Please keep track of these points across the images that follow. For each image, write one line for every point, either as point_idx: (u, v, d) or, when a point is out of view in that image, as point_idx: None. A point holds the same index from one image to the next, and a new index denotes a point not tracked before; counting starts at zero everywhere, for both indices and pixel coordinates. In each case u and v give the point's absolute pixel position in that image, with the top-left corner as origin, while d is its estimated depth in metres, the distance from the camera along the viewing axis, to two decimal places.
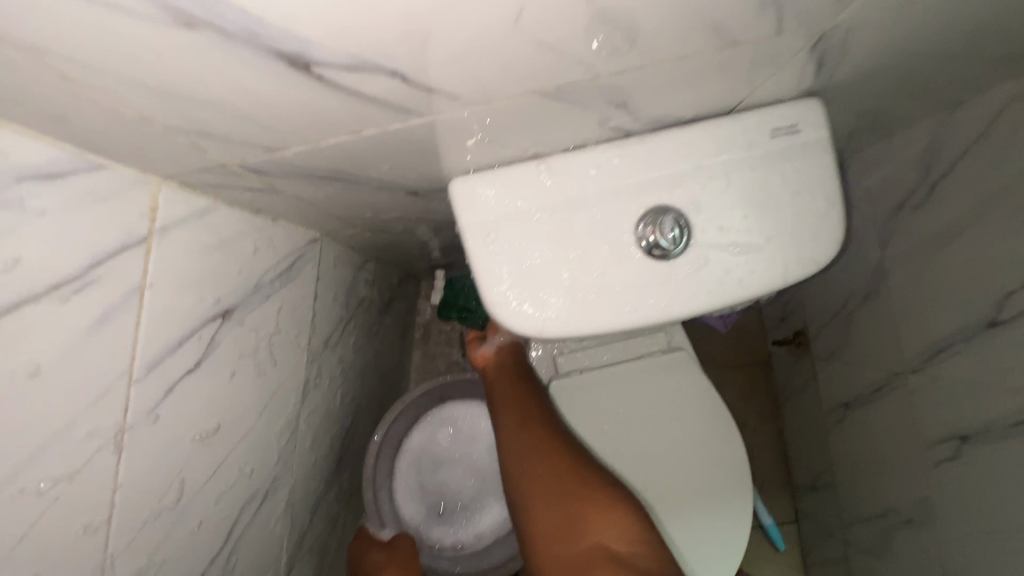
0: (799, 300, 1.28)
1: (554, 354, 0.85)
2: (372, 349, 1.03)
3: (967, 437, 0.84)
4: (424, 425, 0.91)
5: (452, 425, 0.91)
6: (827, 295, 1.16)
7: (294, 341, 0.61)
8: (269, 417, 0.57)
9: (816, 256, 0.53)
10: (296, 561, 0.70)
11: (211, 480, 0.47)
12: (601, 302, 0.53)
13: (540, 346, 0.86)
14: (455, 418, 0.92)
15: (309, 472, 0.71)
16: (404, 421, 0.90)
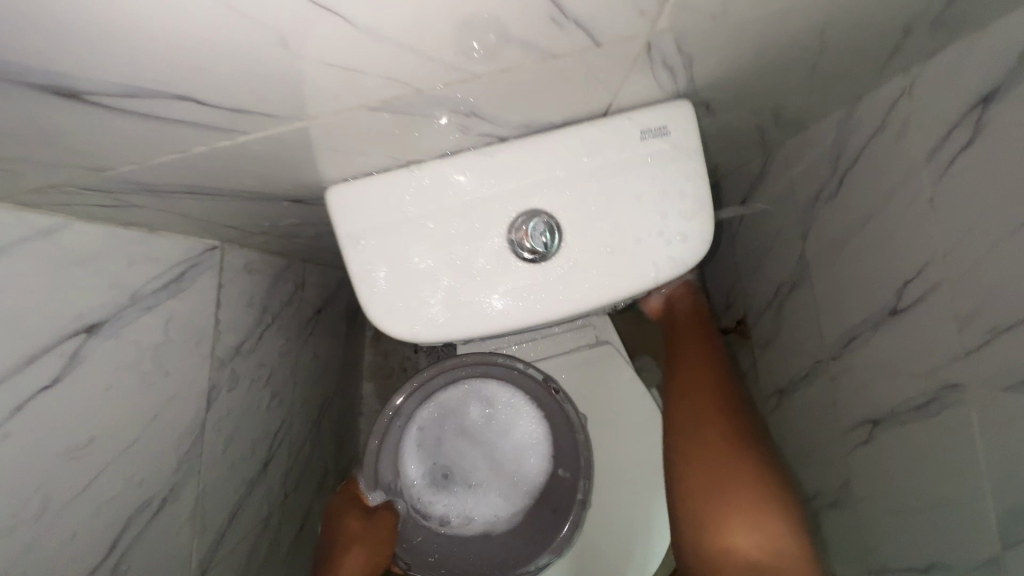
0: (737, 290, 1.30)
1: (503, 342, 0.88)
2: (311, 350, 1.04)
3: (878, 421, 0.86)
4: (462, 391, 0.83)
5: (489, 400, 0.84)
6: (760, 285, 1.18)
7: (194, 349, 0.62)
8: (164, 425, 0.58)
9: (686, 258, 0.54)
10: (214, 563, 0.71)
11: (87, 491, 0.48)
12: (477, 305, 0.54)
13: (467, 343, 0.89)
14: (495, 395, 0.84)
15: (225, 476, 0.72)
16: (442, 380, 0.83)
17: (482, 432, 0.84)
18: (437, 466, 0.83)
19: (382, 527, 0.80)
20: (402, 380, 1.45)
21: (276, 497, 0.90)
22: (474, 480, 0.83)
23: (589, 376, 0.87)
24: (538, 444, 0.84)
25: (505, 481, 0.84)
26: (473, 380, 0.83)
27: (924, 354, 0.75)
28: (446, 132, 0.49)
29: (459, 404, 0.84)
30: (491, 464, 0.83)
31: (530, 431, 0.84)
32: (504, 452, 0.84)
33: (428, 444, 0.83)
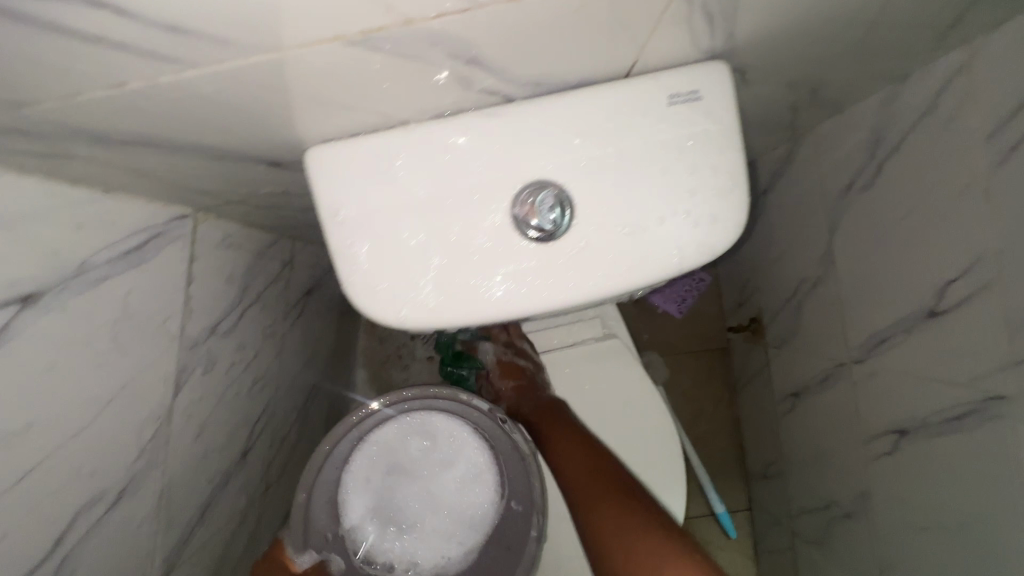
0: (754, 286, 1.23)
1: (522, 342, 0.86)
2: (300, 333, 0.99)
3: (903, 432, 0.80)
4: (400, 426, 0.76)
5: (434, 434, 0.75)
6: (778, 281, 1.12)
7: (161, 327, 0.56)
8: (123, 409, 0.52)
9: (715, 243, 0.47)
10: (183, 559, 0.66)
11: (22, 484, 0.42)
12: (475, 290, 0.47)
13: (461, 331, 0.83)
14: (441, 429, 0.75)
15: (198, 465, 0.67)
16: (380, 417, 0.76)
17: (424, 470, 0.75)
18: (378, 521, 0.73)
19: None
20: (398, 367, 1.40)
21: (256, 488, 0.85)
22: (419, 526, 0.74)
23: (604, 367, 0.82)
24: (487, 480, 0.76)
25: (458, 526, 0.74)
26: (419, 414, 0.76)
27: (964, 361, 0.68)
28: (444, 86, 0.42)
29: (398, 441, 0.75)
30: (435, 505, 0.74)
31: (479, 467, 0.75)
32: (453, 492, 0.74)
33: (368, 495, 0.74)
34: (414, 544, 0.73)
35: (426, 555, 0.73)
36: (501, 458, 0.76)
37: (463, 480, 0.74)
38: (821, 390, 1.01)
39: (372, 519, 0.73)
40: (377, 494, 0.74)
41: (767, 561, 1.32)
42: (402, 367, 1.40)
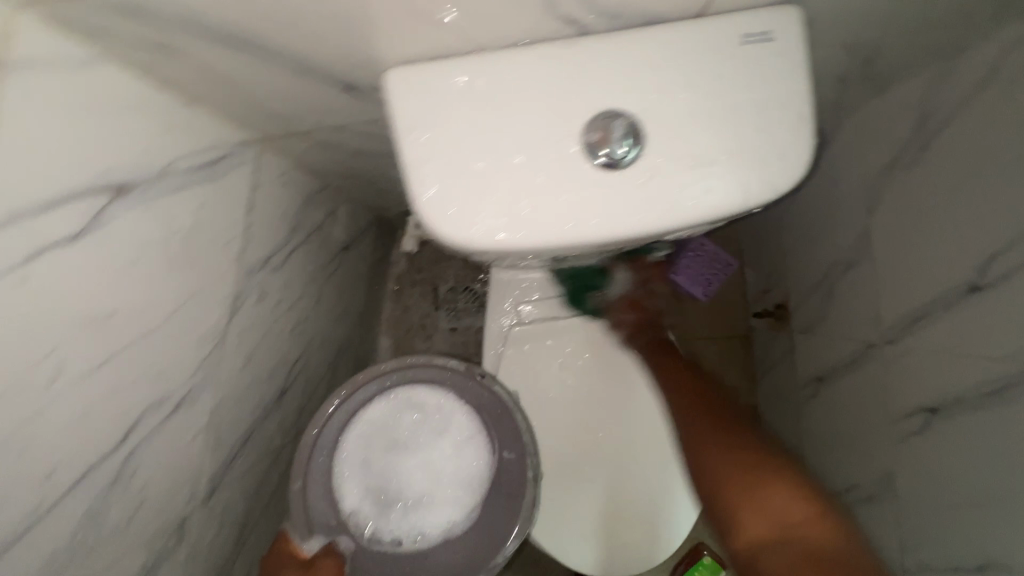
0: (781, 271, 1.24)
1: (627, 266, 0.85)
2: (335, 287, 1.00)
3: (935, 410, 0.81)
4: (385, 403, 0.76)
5: (420, 406, 0.75)
6: (808, 265, 1.12)
7: (225, 247, 0.58)
8: (187, 321, 0.53)
9: (779, 182, 0.48)
10: (222, 483, 0.67)
11: (100, 371, 0.43)
12: (542, 215, 0.48)
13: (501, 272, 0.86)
14: (421, 398, 0.76)
15: (243, 394, 0.68)
16: (363, 396, 0.77)
17: (414, 441, 0.74)
18: (376, 500, 0.72)
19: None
20: (420, 336, 1.42)
21: (289, 430, 0.87)
22: (420, 494, 0.72)
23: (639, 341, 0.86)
24: (477, 441, 0.75)
25: (456, 484, 0.73)
26: (396, 388, 0.76)
27: (1003, 335, 0.69)
28: (528, 7, 0.43)
29: (384, 417, 0.75)
30: (432, 471, 0.73)
31: (468, 429, 0.75)
32: (446, 455, 0.74)
33: (360, 474, 0.73)
34: (419, 515, 0.72)
35: (430, 520, 0.72)
36: (487, 414, 0.77)
37: (452, 440, 0.74)
38: (849, 373, 1.01)
39: (369, 498, 0.72)
40: (370, 472, 0.73)
41: None
42: (425, 337, 1.42)
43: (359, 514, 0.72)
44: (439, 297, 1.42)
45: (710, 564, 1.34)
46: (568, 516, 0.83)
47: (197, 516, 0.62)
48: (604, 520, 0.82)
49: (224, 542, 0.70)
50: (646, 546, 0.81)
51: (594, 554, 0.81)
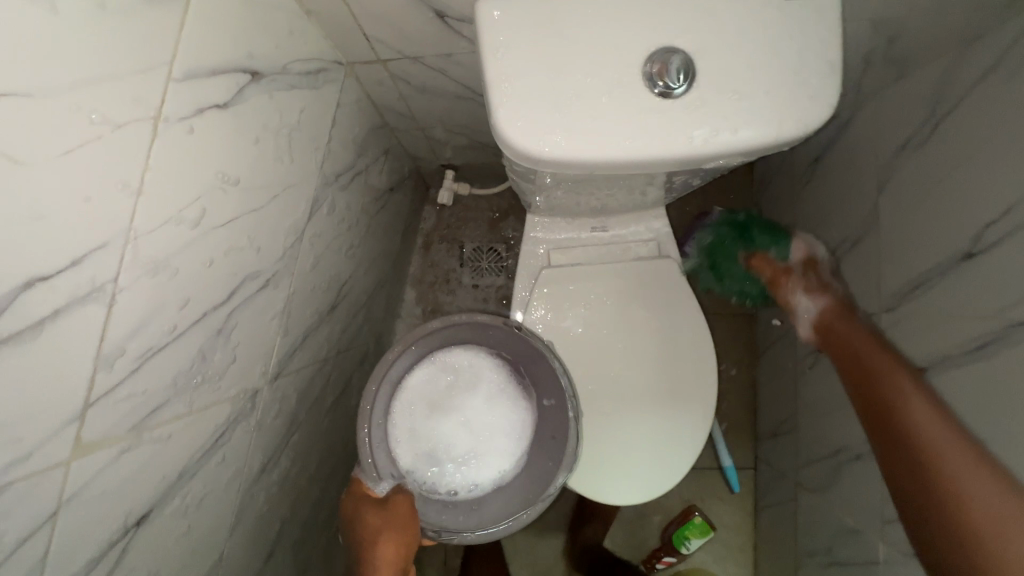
0: None
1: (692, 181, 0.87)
2: (378, 224, 1.08)
3: (925, 368, 0.89)
4: (426, 366, 0.88)
5: (457, 368, 0.88)
6: (818, 243, 1.20)
7: (312, 152, 0.66)
8: (282, 208, 0.61)
9: (808, 117, 0.56)
10: (285, 372, 0.75)
11: (225, 228, 0.51)
12: (603, 134, 0.56)
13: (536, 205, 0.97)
14: (457, 360, 0.88)
15: (308, 294, 0.76)
16: (405, 362, 0.88)
17: (456, 400, 0.87)
18: (433, 452, 0.85)
19: (402, 515, 0.76)
20: (444, 290, 1.49)
21: (332, 346, 0.95)
22: (471, 446, 0.85)
23: (669, 302, 0.99)
24: (513, 393, 0.89)
25: (502, 430, 0.86)
26: (433, 353, 0.89)
27: (992, 294, 0.77)
28: None
29: (427, 379, 0.88)
30: (477, 425, 0.86)
31: (504, 384, 0.88)
32: (485, 408, 0.87)
33: (416, 430, 0.86)
34: (473, 465, 0.85)
35: (487, 462, 0.86)
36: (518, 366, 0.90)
37: (490, 392, 0.87)
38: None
39: (424, 452, 0.85)
40: (422, 427, 0.86)
41: (768, 514, 1.42)
42: (448, 292, 1.49)
43: (419, 464, 0.85)
44: (464, 255, 1.50)
45: (700, 524, 1.41)
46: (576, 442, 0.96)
47: (266, 392, 0.70)
48: (603, 452, 0.96)
49: (278, 427, 0.78)
50: (631, 485, 0.95)
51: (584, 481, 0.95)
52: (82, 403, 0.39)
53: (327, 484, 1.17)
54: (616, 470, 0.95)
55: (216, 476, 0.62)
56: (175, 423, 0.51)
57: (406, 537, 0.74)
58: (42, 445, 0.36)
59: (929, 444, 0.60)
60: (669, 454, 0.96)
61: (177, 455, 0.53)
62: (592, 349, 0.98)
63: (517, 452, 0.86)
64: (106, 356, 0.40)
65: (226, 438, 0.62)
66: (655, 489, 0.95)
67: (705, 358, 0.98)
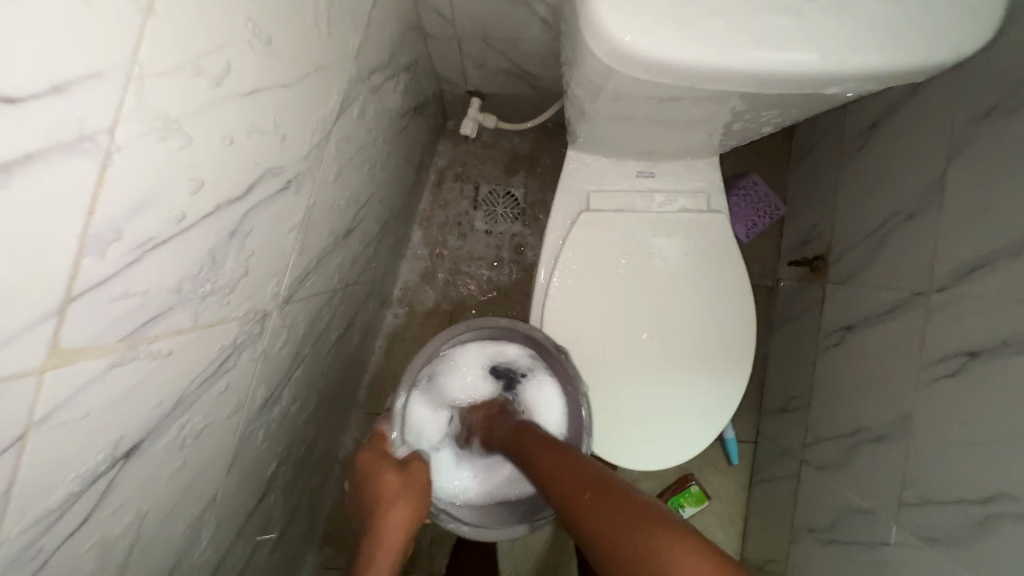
0: (829, 223, 1.25)
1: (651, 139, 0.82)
2: (396, 149, 0.97)
3: (976, 353, 0.84)
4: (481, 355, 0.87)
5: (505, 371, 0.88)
6: (863, 217, 1.13)
7: (343, 31, 0.54)
8: (310, 95, 0.50)
9: (959, 36, 0.47)
10: (295, 298, 0.66)
11: (248, 101, 0.41)
12: (720, 30, 0.46)
13: (580, 139, 0.87)
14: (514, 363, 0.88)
15: (327, 211, 0.66)
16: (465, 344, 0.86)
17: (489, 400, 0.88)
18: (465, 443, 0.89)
19: (420, 481, 0.79)
20: (455, 234, 1.39)
21: (342, 278, 0.85)
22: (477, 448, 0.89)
23: (715, 263, 0.91)
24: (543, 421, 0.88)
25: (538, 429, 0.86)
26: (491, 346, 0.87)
27: None
28: None
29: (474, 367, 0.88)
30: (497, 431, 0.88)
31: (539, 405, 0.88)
32: None
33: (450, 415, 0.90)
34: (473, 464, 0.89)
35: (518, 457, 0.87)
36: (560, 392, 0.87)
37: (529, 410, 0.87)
38: (884, 322, 1.04)
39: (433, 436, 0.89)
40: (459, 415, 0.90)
41: (764, 488, 1.41)
42: (458, 235, 1.38)
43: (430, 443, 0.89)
44: (478, 198, 1.39)
45: (695, 493, 1.46)
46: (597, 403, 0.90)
47: (275, 318, 0.60)
48: (626, 414, 0.90)
49: (282, 360, 0.68)
50: (649, 450, 0.90)
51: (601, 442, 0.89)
52: (64, 295, 0.29)
53: (321, 427, 1.10)
54: (643, 431, 0.90)
55: (216, 408, 0.53)
56: (175, 338, 0.41)
57: (420, 501, 0.77)
58: (12, 341, 0.27)
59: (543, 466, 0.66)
60: (690, 423, 0.90)
61: (176, 378, 0.43)
62: (629, 305, 0.90)
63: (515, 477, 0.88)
64: (98, 235, 0.30)
65: (229, 364, 0.53)
66: (669, 459, 0.90)
67: (744, 326, 0.91)
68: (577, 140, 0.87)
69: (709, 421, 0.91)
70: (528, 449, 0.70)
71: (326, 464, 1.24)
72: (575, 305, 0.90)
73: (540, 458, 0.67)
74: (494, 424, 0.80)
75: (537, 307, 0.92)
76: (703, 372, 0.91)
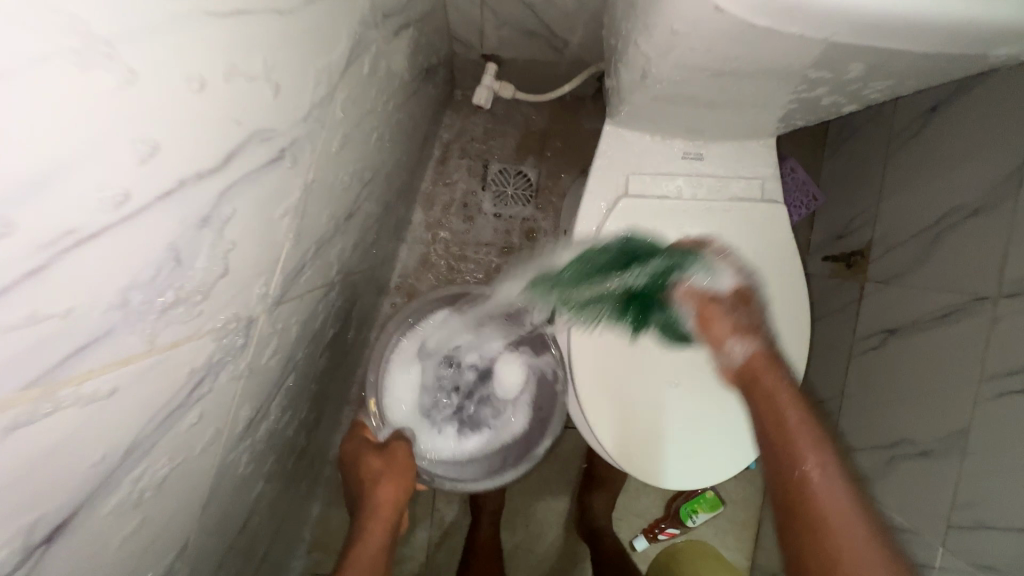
0: (870, 215, 1.14)
1: (705, 115, 0.70)
2: (404, 116, 0.83)
3: None
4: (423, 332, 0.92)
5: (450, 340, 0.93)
6: (912, 210, 1.02)
7: None
8: (311, 31, 0.37)
9: None
10: (289, 296, 0.53)
11: (229, 30, 0.28)
12: None
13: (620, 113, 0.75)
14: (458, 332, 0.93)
15: (329, 188, 0.53)
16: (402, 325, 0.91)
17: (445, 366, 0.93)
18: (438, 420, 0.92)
19: (402, 457, 0.77)
20: (461, 216, 1.25)
21: (341, 268, 0.73)
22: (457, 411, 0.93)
23: (770, 258, 0.80)
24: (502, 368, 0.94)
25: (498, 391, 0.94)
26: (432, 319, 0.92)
27: None
28: None
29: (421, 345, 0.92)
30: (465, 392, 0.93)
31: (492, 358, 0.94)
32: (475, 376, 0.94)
33: (421, 403, 0.92)
34: (459, 426, 0.93)
35: (489, 415, 0.94)
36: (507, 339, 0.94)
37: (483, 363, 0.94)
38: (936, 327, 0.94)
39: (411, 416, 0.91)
40: (423, 396, 0.92)
41: None
42: (464, 218, 1.25)
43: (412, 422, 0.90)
44: (487, 177, 1.25)
45: (710, 498, 1.34)
46: (612, 418, 0.77)
47: (263, 325, 0.48)
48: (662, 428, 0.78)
49: (272, 370, 0.56)
50: (688, 467, 0.79)
51: (626, 463, 0.78)
52: None
53: (312, 430, 0.98)
54: (671, 451, 0.79)
55: (186, 444, 0.41)
56: (121, 371, 0.29)
57: (406, 474, 0.75)
58: None
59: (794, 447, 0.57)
60: (726, 443, 0.79)
61: (127, 421, 0.31)
62: None
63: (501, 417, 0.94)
64: None
65: (204, 389, 0.40)
66: (701, 482, 0.79)
67: (799, 333, 0.80)
68: (616, 116, 0.76)
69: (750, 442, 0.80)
70: (791, 414, 0.59)
71: (315, 467, 1.13)
72: None
73: (793, 432, 0.58)
74: (759, 363, 0.64)
75: (566, 304, 0.80)
76: None
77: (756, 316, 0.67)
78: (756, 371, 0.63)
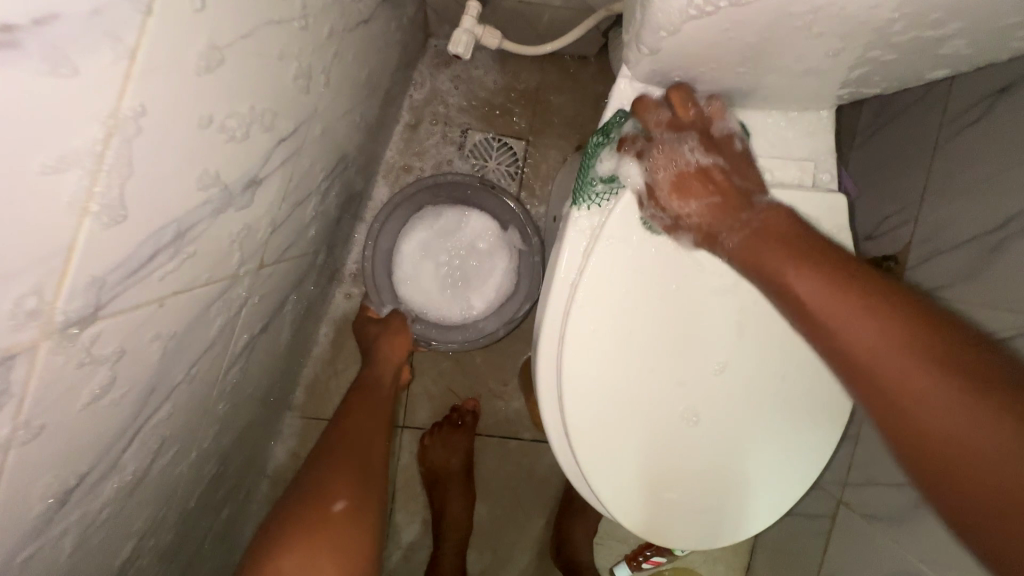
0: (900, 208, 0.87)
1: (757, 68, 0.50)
2: (352, 61, 0.63)
3: None
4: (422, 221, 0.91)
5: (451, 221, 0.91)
6: (957, 203, 0.76)
7: None
8: None
9: None
10: (127, 305, 0.33)
11: None
12: None
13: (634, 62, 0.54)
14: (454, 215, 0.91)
15: (194, 138, 0.33)
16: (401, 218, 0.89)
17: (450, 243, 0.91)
18: (432, 287, 0.91)
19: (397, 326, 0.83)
20: None
21: (253, 257, 0.53)
22: (465, 282, 0.91)
23: None
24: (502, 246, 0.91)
25: (494, 260, 0.91)
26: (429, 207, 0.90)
27: None
28: None
29: (421, 228, 0.90)
30: (465, 264, 0.91)
31: (488, 237, 0.91)
32: (479, 251, 0.91)
33: (427, 280, 0.91)
34: (465, 290, 0.91)
35: (489, 286, 0.91)
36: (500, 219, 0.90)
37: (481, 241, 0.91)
38: None
39: (422, 295, 0.90)
40: (426, 273, 0.91)
41: None
42: None
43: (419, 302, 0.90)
44: (465, 146, 1.05)
45: None
46: (607, 451, 0.60)
47: (55, 362, 0.29)
48: (670, 476, 0.61)
49: (112, 414, 0.37)
50: (694, 527, 0.62)
51: (614, 506, 0.60)
52: None
53: (230, 453, 0.79)
54: (670, 501, 0.61)
55: None
56: None
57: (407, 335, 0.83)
58: None
59: (892, 389, 0.38)
60: (741, 499, 0.62)
61: None
62: (685, 322, 0.59)
63: (506, 285, 0.91)
64: None
65: None
66: (700, 541, 0.62)
67: None
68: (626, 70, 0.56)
69: (771, 501, 0.62)
70: (860, 344, 0.40)
71: (244, 487, 0.94)
72: (614, 316, 0.58)
73: (881, 367, 0.39)
74: (712, 221, 0.53)
75: (556, 311, 0.60)
76: (775, 432, 0.61)
77: (684, 194, 0.55)
78: (707, 237, 0.54)
